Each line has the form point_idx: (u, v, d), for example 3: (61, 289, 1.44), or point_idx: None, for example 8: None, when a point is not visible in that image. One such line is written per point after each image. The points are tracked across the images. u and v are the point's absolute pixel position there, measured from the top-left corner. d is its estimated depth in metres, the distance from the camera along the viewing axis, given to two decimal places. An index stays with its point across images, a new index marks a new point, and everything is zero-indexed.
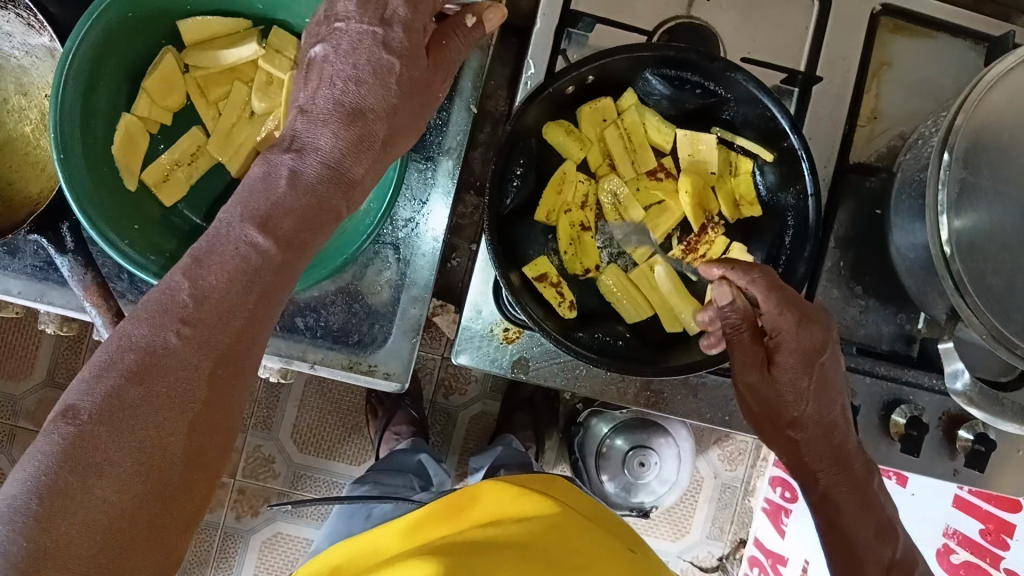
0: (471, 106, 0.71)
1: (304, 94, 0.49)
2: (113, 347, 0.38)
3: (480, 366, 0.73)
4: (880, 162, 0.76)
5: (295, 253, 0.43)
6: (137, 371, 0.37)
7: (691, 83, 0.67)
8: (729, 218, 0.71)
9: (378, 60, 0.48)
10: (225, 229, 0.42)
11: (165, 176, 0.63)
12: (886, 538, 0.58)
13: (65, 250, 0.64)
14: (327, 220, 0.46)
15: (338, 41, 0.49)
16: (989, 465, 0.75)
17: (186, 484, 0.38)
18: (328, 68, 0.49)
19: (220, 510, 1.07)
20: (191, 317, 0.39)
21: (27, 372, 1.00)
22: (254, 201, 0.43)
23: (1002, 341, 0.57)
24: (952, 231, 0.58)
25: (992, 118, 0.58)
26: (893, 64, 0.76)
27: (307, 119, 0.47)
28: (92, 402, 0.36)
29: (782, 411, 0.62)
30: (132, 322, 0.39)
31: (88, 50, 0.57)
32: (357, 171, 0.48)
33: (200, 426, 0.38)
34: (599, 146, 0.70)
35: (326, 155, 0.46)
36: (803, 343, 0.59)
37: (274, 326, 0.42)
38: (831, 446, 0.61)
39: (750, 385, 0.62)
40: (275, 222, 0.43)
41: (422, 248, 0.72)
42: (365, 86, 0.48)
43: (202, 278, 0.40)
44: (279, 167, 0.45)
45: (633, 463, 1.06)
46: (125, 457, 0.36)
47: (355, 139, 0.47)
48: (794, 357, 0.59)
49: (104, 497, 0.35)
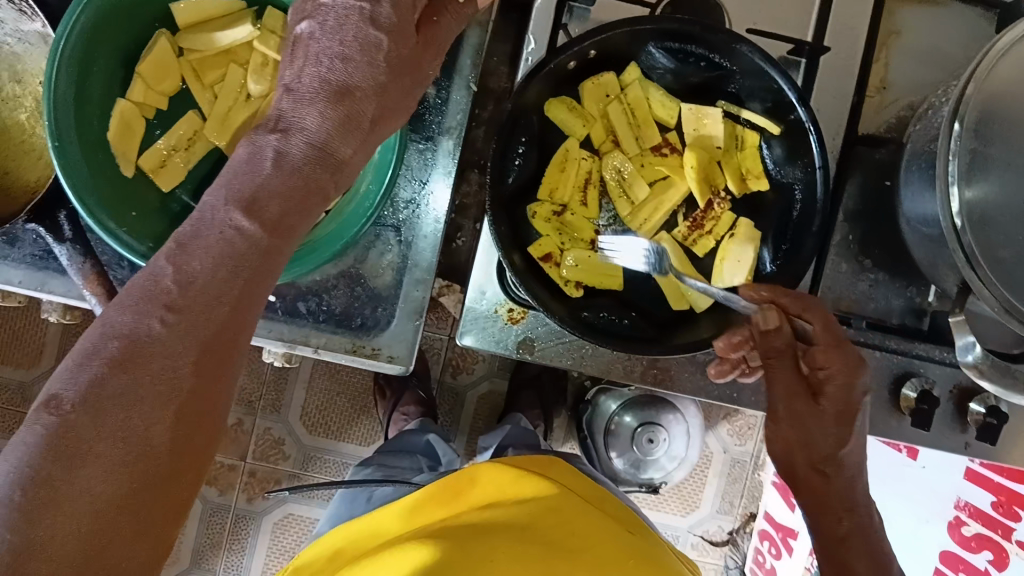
0: (471, 84, 0.70)
1: (289, 73, 0.47)
2: (96, 335, 0.37)
3: (486, 347, 0.72)
4: (889, 133, 0.74)
5: (282, 238, 0.42)
6: (121, 359, 0.37)
7: (696, 56, 0.66)
8: (736, 193, 0.70)
9: (364, 36, 0.47)
10: (210, 213, 0.41)
11: (163, 162, 0.63)
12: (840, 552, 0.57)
13: (63, 239, 0.64)
14: (316, 203, 0.45)
15: (324, 17, 0.47)
16: (1001, 438, 0.74)
17: (173, 475, 0.38)
18: (314, 45, 0.47)
19: (231, 493, 1.07)
20: (176, 304, 0.38)
21: (35, 359, 1.00)
22: (240, 185, 0.42)
23: (1014, 314, 0.56)
24: (964, 202, 0.57)
25: (1002, 85, 0.56)
26: (902, 32, 0.74)
27: (292, 99, 0.46)
28: (76, 391, 0.35)
29: (812, 448, 0.60)
30: (116, 309, 0.38)
31: (81, 34, 0.57)
32: (346, 153, 0.47)
33: (185, 415, 0.38)
34: (602, 122, 0.69)
35: (312, 136, 0.45)
36: (841, 392, 0.59)
37: (262, 311, 0.42)
38: (850, 489, 0.59)
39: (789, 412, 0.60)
40: (261, 206, 0.42)
41: (424, 229, 0.71)
42: (352, 64, 0.47)
43: (187, 264, 0.39)
44: (264, 148, 0.44)
45: (642, 439, 1.04)
46: (108, 449, 0.36)
47: (342, 119, 0.46)
48: (838, 397, 0.59)
49: (88, 489, 0.35)
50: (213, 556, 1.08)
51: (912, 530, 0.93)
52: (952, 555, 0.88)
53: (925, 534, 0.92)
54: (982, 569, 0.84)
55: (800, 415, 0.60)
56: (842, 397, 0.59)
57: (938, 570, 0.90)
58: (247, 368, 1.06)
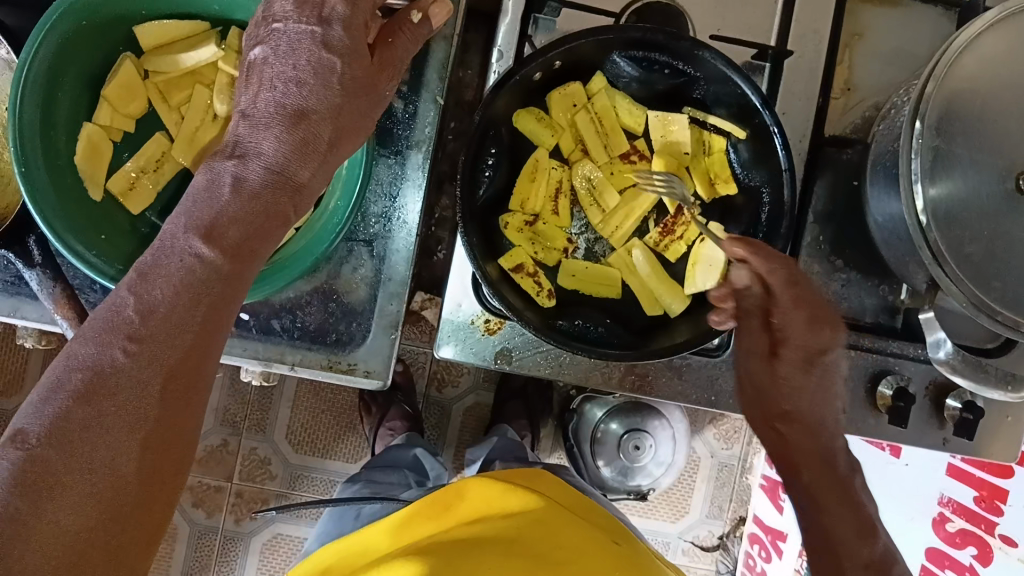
0: (439, 98, 0.71)
1: (246, 97, 0.48)
2: (60, 367, 0.38)
3: (465, 358, 0.73)
4: (856, 134, 0.75)
5: (243, 262, 0.43)
6: (85, 392, 0.37)
7: (660, 64, 0.67)
8: (705, 198, 0.71)
9: (319, 59, 0.47)
10: (170, 241, 0.41)
11: (132, 185, 0.63)
12: (816, 513, 0.59)
13: (34, 265, 0.65)
14: (276, 225, 0.46)
15: (277, 42, 0.48)
16: (979, 433, 0.75)
17: (143, 505, 0.38)
18: (267, 71, 0.48)
19: (218, 514, 1.07)
20: (138, 334, 0.38)
21: (17, 387, 0.99)
22: (199, 211, 0.43)
23: (982, 308, 0.58)
24: (928, 199, 0.57)
25: (960, 85, 0.57)
26: (863, 34, 0.75)
27: (249, 124, 0.47)
28: (41, 425, 0.36)
29: (773, 403, 0.63)
30: (79, 341, 0.38)
31: (44, 61, 0.57)
32: (304, 174, 0.47)
33: (153, 444, 0.38)
34: (571, 131, 0.70)
35: (269, 160, 0.46)
36: (807, 340, 0.62)
37: (228, 336, 0.42)
38: (817, 445, 0.62)
39: (752, 374, 0.64)
40: (220, 231, 0.42)
41: (396, 243, 0.71)
42: (307, 87, 0.47)
43: (148, 291, 0.39)
44: (222, 175, 0.45)
45: (629, 447, 1.05)
46: (77, 480, 0.36)
47: (299, 142, 0.47)
48: (799, 353, 0.62)
49: (58, 522, 0.35)
50: None
51: (898, 528, 0.94)
52: (938, 551, 0.89)
53: (912, 531, 0.92)
54: (968, 564, 0.85)
55: (758, 374, 0.64)
56: (806, 348, 0.62)
57: (925, 567, 0.91)
58: (231, 389, 1.06)
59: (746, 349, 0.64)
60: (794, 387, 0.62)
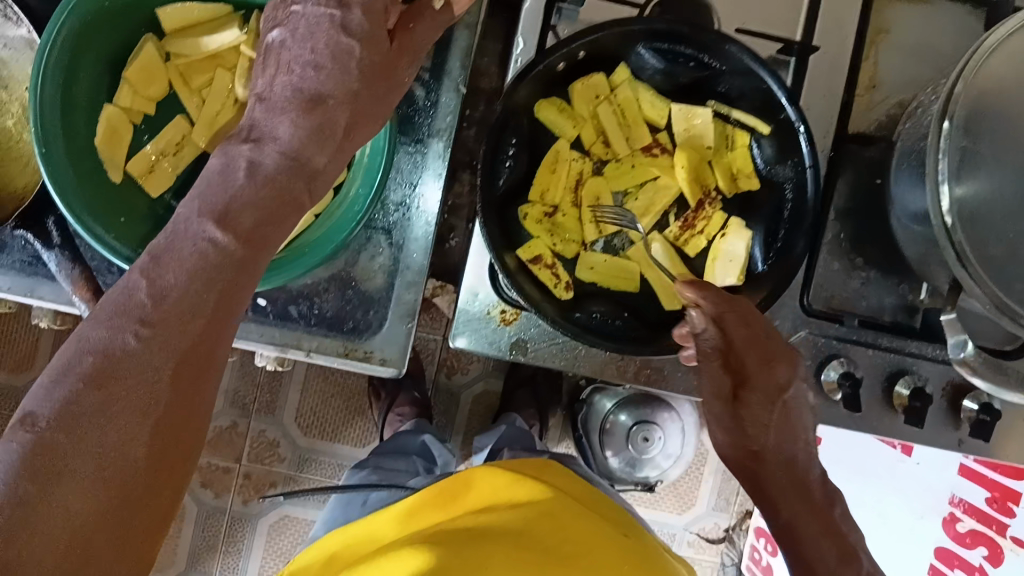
0: (461, 86, 0.70)
1: (262, 81, 0.48)
2: (71, 350, 0.37)
3: (479, 348, 0.72)
4: (879, 130, 0.74)
5: (257, 247, 0.43)
6: (96, 375, 0.37)
7: (685, 57, 0.66)
8: (726, 193, 0.70)
9: (337, 43, 0.47)
10: (184, 226, 0.41)
11: (151, 167, 0.62)
12: (795, 548, 0.55)
13: (53, 245, 0.65)
14: (290, 211, 0.45)
15: (295, 25, 0.47)
16: (994, 435, 0.75)
17: (154, 490, 0.38)
18: (285, 54, 0.47)
19: (227, 495, 1.07)
20: (150, 318, 0.38)
21: (29, 364, 0.99)
22: (213, 196, 0.42)
23: (1005, 311, 0.56)
24: (953, 199, 0.57)
25: (992, 82, 0.56)
26: (890, 30, 0.74)
27: (265, 108, 0.46)
28: (50, 408, 0.35)
29: (742, 443, 0.60)
30: (91, 324, 0.38)
31: (66, 39, 0.57)
32: (320, 160, 0.47)
33: (163, 430, 0.38)
34: (592, 123, 0.69)
35: (285, 145, 0.45)
36: (768, 380, 0.60)
37: (239, 322, 0.42)
38: (791, 477, 0.58)
39: (714, 417, 0.61)
40: (234, 217, 0.42)
41: (415, 231, 0.71)
42: (324, 72, 0.47)
43: (161, 276, 0.39)
44: (237, 159, 0.44)
45: (637, 438, 1.05)
46: (88, 465, 0.36)
47: (316, 128, 0.46)
48: (760, 393, 0.60)
49: (68, 506, 0.35)
50: (209, 559, 1.08)
51: (907, 528, 0.93)
52: (947, 551, 0.88)
53: (921, 530, 0.92)
54: (977, 565, 0.84)
55: (725, 419, 0.61)
56: (771, 383, 0.60)
57: (932, 566, 0.90)
58: (242, 371, 1.06)
59: (710, 394, 0.61)
60: (761, 425, 0.60)
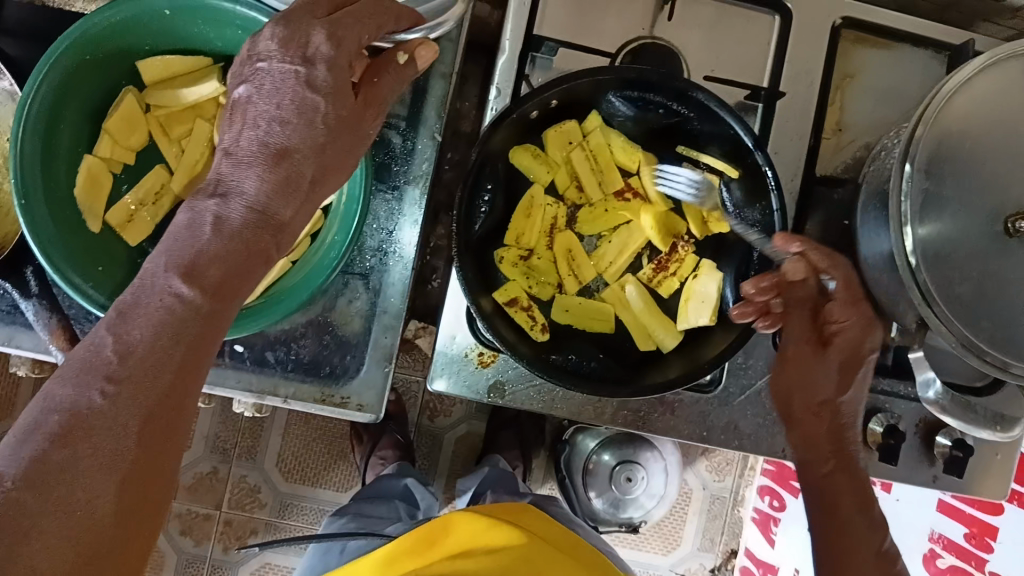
0: (436, 135, 0.71)
1: (229, 135, 0.49)
2: (37, 409, 0.38)
3: (458, 391, 0.73)
4: (846, 172, 0.76)
5: (224, 300, 0.44)
6: (62, 433, 0.37)
7: (654, 104, 0.68)
8: (698, 236, 0.72)
9: (302, 99, 0.48)
10: (150, 281, 0.42)
11: (130, 217, 0.63)
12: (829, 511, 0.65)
13: (30, 295, 0.66)
14: (258, 263, 0.46)
15: (260, 81, 0.48)
16: (969, 471, 0.75)
17: (121, 546, 0.38)
18: (251, 109, 0.49)
19: (207, 543, 1.06)
20: (117, 375, 0.39)
21: (7, 412, 0.99)
22: (180, 250, 0.44)
23: (971, 348, 0.59)
24: (917, 239, 0.58)
25: (948, 127, 0.58)
26: (855, 74, 0.77)
27: (232, 162, 0.48)
28: (16, 468, 0.35)
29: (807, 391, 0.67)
30: (58, 381, 0.39)
31: (47, 93, 0.58)
32: (286, 213, 0.48)
33: (131, 485, 0.38)
34: (566, 168, 0.71)
35: (251, 198, 0.47)
36: (847, 331, 0.65)
37: (207, 373, 0.43)
38: (830, 427, 0.67)
39: (795, 356, 0.67)
40: (200, 271, 0.43)
41: (392, 276, 0.72)
42: (290, 126, 0.48)
43: (127, 332, 0.40)
44: (203, 214, 0.45)
45: (620, 478, 1.05)
46: (54, 523, 0.35)
47: (281, 181, 0.48)
48: (845, 350, 0.66)
49: (34, 565, 0.34)
50: None
51: None
52: None
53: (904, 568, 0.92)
54: None
55: (802, 359, 0.67)
56: (850, 345, 0.66)
57: None
58: (222, 416, 1.05)
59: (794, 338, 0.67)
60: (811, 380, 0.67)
